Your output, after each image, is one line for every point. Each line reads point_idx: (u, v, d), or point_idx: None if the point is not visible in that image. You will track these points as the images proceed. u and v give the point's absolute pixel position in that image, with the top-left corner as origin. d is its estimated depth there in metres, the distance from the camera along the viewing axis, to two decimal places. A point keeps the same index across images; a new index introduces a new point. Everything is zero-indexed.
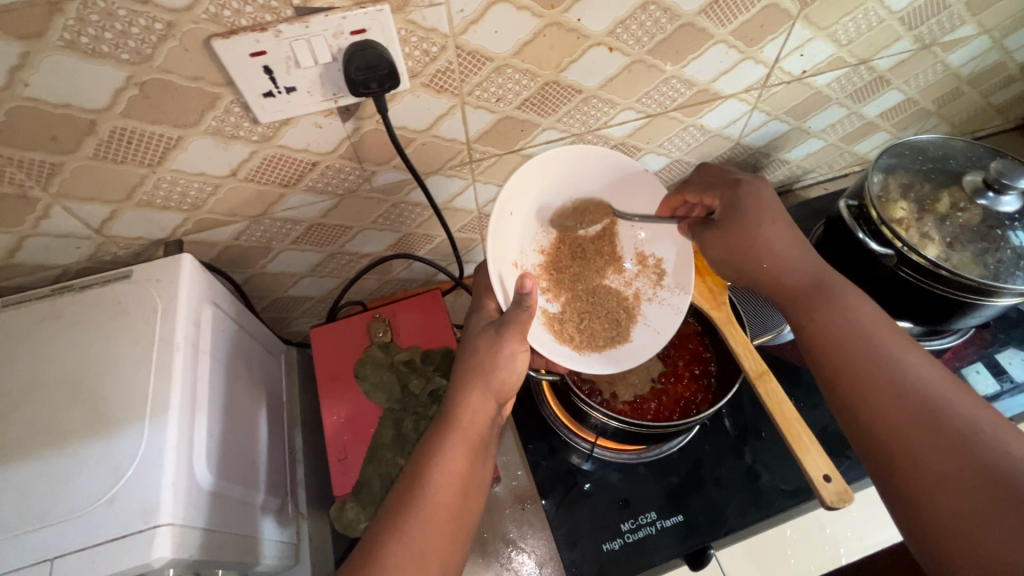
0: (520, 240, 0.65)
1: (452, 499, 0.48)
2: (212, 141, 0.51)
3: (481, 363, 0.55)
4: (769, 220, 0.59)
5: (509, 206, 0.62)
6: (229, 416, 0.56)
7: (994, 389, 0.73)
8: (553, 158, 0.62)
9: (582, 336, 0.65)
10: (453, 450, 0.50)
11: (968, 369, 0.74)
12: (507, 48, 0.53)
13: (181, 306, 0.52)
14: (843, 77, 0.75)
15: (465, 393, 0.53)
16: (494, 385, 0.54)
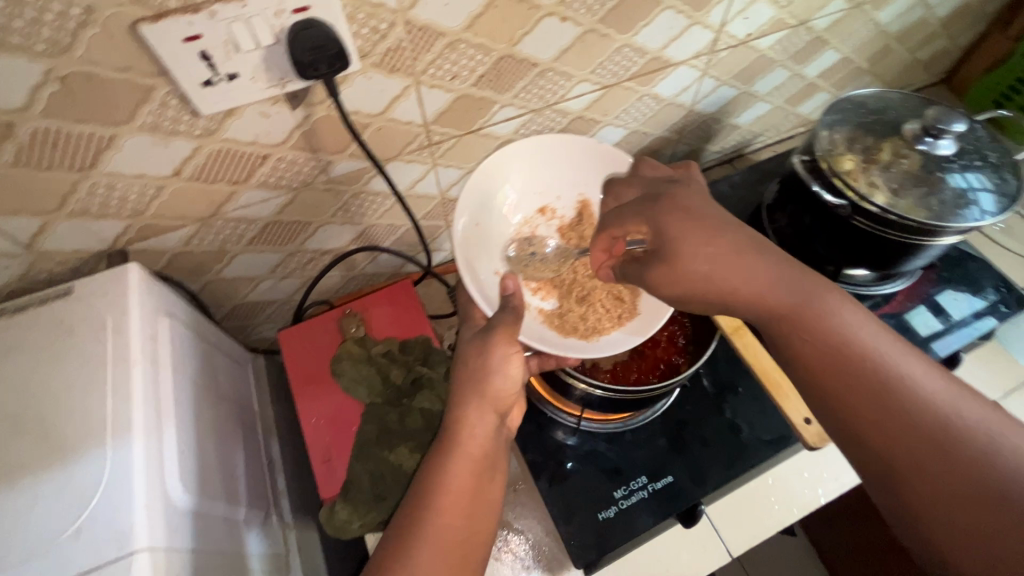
0: (496, 250, 0.69)
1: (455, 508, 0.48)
2: (149, 139, 0.48)
3: (473, 374, 0.54)
4: (702, 242, 0.49)
5: (475, 218, 0.67)
6: (199, 430, 0.52)
7: (938, 328, 0.77)
8: (496, 163, 0.68)
9: (585, 325, 0.67)
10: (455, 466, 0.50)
11: (914, 313, 0.79)
12: (459, 22, 0.52)
13: (134, 319, 0.48)
14: (784, 39, 0.77)
15: (461, 410, 0.52)
16: (489, 396, 0.54)
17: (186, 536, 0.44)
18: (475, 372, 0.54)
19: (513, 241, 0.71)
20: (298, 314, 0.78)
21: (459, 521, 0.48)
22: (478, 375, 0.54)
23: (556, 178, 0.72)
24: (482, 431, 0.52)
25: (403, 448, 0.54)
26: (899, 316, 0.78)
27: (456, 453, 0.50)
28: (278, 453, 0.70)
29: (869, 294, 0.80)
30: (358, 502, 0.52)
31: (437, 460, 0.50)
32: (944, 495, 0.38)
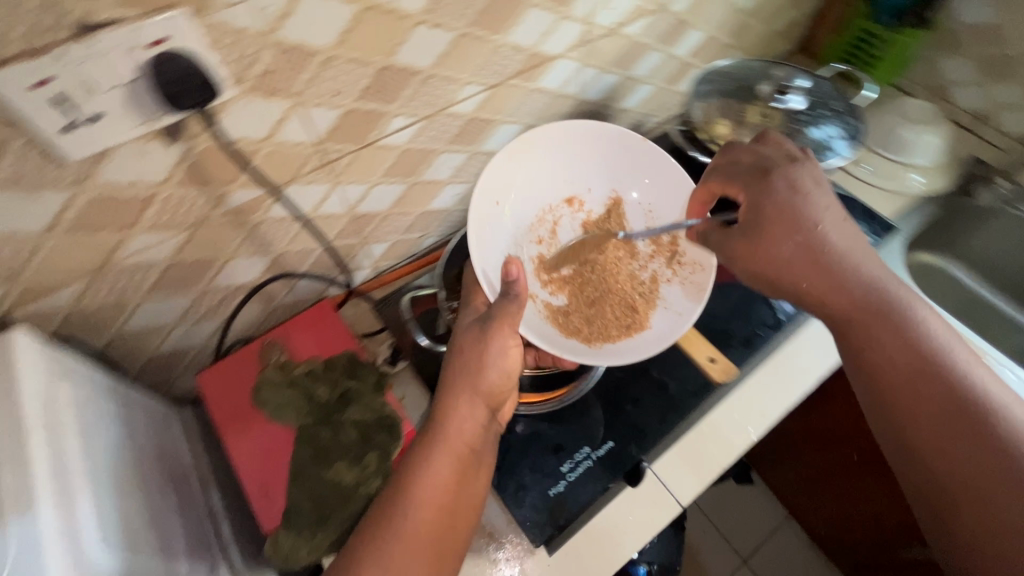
0: (509, 238, 0.81)
1: (437, 521, 0.49)
2: (16, 194, 0.45)
3: (468, 368, 0.58)
4: None
5: (497, 197, 0.80)
6: (118, 487, 0.50)
7: None
8: (555, 129, 0.81)
9: (589, 327, 0.76)
10: (438, 464, 0.52)
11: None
12: (330, 38, 0.53)
13: (28, 386, 0.46)
14: (650, 24, 0.84)
15: (451, 403, 0.56)
16: (482, 390, 0.58)
17: None
18: (463, 372, 0.58)
19: (534, 233, 0.83)
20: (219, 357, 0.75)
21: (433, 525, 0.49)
22: (472, 369, 0.58)
23: (585, 172, 0.86)
24: (471, 427, 0.55)
25: (340, 466, 0.52)
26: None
27: (430, 465, 0.51)
28: (219, 502, 0.67)
29: None
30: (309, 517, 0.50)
31: (416, 453, 0.52)
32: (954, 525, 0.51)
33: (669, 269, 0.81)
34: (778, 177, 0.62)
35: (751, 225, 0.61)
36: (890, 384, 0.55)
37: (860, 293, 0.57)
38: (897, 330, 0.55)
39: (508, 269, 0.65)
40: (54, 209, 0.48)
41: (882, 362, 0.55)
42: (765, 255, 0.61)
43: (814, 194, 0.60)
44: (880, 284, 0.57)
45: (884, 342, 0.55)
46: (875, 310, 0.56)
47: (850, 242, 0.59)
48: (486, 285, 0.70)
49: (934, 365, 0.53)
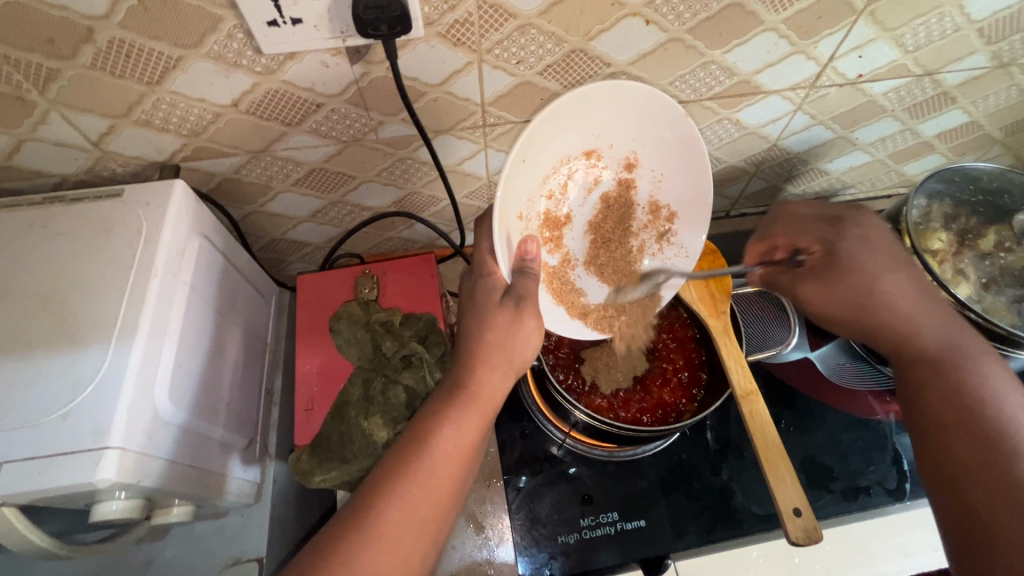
0: (529, 188, 0.52)
1: (450, 473, 0.46)
2: (213, 67, 0.49)
3: (496, 348, 0.49)
4: None
5: (526, 150, 0.48)
6: (201, 346, 0.55)
7: None
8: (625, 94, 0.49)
9: (590, 304, 0.59)
10: (461, 425, 0.48)
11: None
12: (534, 6, 0.49)
13: (166, 235, 0.51)
14: (902, 88, 0.69)
15: (481, 367, 0.49)
16: (516, 365, 0.50)
17: (166, 447, 0.48)
18: (477, 316, 0.50)
19: (548, 191, 0.55)
20: (328, 261, 0.80)
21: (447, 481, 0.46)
22: (503, 345, 0.49)
23: (618, 125, 0.52)
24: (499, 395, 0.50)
25: (376, 420, 0.53)
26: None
27: (457, 418, 0.48)
28: (278, 387, 0.73)
29: None
30: (331, 452, 0.53)
31: (441, 403, 0.48)
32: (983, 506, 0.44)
33: (665, 229, 0.60)
34: (852, 226, 0.57)
35: (837, 299, 0.55)
36: (950, 448, 0.47)
37: (930, 345, 0.51)
38: (963, 405, 0.48)
39: (522, 249, 0.51)
40: (240, 89, 0.52)
41: (956, 454, 0.46)
42: (849, 302, 0.55)
43: (879, 266, 0.54)
44: (955, 344, 0.51)
45: (954, 440, 0.47)
46: (935, 362, 0.51)
47: (931, 315, 0.52)
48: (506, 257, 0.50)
49: (999, 437, 0.45)
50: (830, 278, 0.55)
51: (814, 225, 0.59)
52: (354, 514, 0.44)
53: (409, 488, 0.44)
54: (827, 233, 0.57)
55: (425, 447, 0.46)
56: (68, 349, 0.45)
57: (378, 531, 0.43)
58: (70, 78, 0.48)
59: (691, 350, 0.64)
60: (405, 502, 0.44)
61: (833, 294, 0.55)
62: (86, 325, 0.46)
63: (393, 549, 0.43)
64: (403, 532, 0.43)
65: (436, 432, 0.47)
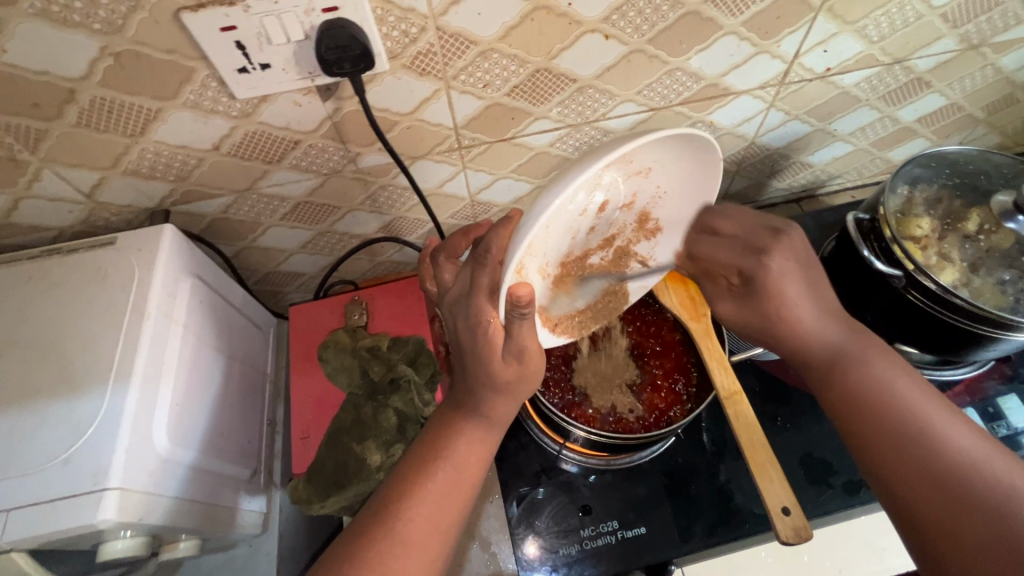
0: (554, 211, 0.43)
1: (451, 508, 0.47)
2: (191, 115, 0.52)
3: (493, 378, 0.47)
4: None
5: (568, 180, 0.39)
6: (198, 383, 0.57)
7: None
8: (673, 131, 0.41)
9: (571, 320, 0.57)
10: (463, 450, 0.48)
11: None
12: (492, 31, 0.51)
13: (157, 278, 0.53)
14: (874, 77, 0.69)
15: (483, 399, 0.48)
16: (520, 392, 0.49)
17: (166, 485, 0.49)
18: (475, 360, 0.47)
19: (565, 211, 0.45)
20: (322, 289, 0.81)
21: (447, 509, 0.47)
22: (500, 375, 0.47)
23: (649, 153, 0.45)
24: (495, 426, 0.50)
25: (369, 444, 0.54)
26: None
27: (471, 433, 0.49)
28: (281, 417, 0.74)
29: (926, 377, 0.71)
30: (328, 479, 0.54)
31: (454, 418, 0.50)
32: (925, 494, 0.42)
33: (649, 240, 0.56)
34: (774, 255, 0.50)
35: (745, 320, 0.53)
36: (866, 446, 0.46)
37: (818, 355, 0.50)
38: (868, 405, 0.47)
39: (514, 291, 0.40)
40: (219, 133, 0.54)
41: (881, 454, 0.45)
42: (757, 320, 0.52)
43: (794, 293, 0.50)
44: (841, 349, 0.49)
45: (878, 439, 0.45)
46: (828, 367, 0.49)
47: (808, 317, 0.50)
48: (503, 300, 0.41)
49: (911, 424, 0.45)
50: (749, 301, 0.52)
51: (733, 253, 0.52)
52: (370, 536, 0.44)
53: (431, 499, 0.46)
54: (743, 262, 0.51)
55: (441, 462, 0.47)
56: (68, 396, 0.47)
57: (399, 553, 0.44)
58: (57, 136, 0.51)
59: (679, 351, 0.65)
60: (425, 513, 0.46)
61: (744, 315, 0.53)
62: (84, 371, 0.48)
63: (415, 556, 0.44)
64: (428, 540, 0.45)
65: (455, 450, 0.48)
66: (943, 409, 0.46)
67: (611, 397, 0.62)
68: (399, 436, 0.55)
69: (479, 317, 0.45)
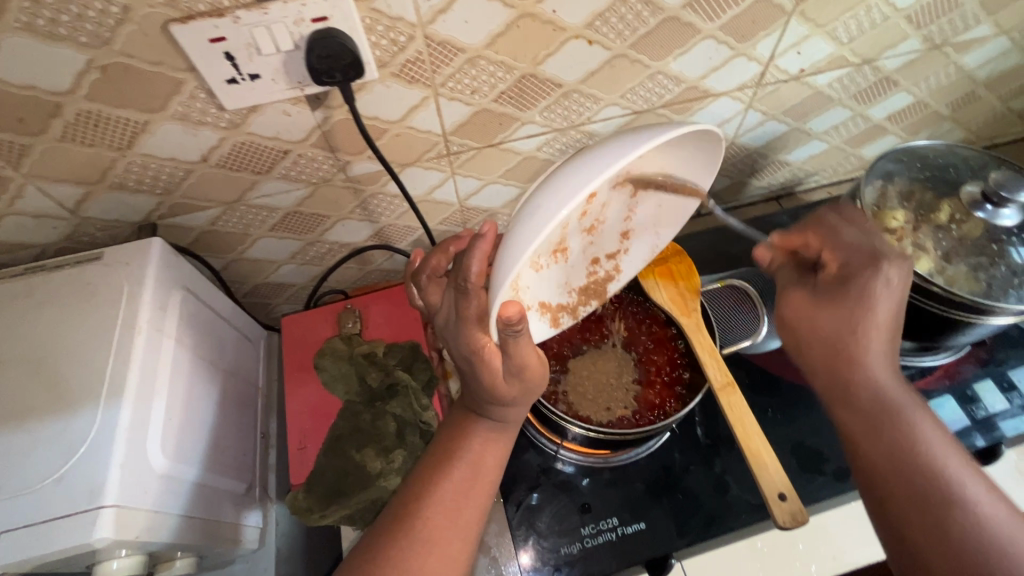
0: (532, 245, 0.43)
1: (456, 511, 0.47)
2: (180, 127, 0.52)
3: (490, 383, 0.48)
4: None
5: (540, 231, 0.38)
6: (191, 397, 0.56)
7: (1004, 406, 0.70)
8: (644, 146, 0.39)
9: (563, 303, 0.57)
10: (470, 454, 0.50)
11: (933, 402, 0.71)
12: (479, 39, 0.52)
13: (148, 291, 0.53)
14: (845, 77, 0.72)
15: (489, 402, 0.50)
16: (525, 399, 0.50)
17: (164, 501, 0.48)
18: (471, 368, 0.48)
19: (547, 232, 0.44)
20: (312, 300, 0.81)
21: (451, 513, 0.47)
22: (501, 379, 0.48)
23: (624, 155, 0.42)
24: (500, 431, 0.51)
25: (369, 451, 0.54)
26: (919, 395, 0.72)
27: (482, 438, 0.50)
28: (275, 430, 0.73)
29: (905, 364, 0.74)
30: (328, 488, 0.53)
31: (465, 422, 0.51)
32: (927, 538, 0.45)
33: (649, 208, 0.54)
34: (890, 267, 0.53)
35: (818, 336, 0.55)
36: (885, 489, 0.48)
37: (866, 398, 0.52)
38: (904, 453, 0.49)
39: (504, 313, 0.41)
40: (208, 145, 0.54)
41: (895, 494, 0.48)
42: (830, 335, 0.55)
43: (881, 300, 0.53)
44: (891, 400, 0.52)
45: (898, 490, 0.48)
46: (873, 415, 0.51)
47: (886, 367, 0.53)
48: (494, 323, 0.42)
49: (936, 481, 0.47)
50: (830, 301, 0.55)
51: (853, 253, 0.55)
52: (385, 542, 0.45)
53: (447, 499, 0.47)
54: (855, 259, 0.54)
55: (455, 463, 0.49)
56: (60, 413, 0.46)
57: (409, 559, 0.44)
58: (41, 151, 0.50)
59: (672, 347, 0.66)
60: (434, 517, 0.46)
61: (812, 316, 0.56)
62: (75, 388, 0.47)
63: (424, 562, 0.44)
64: (447, 540, 0.46)
65: (471, 450, 0.50)
66: (970, 473, 0.47)
67: (608, 395, 0.63)
68: (399, 442, 0.55)
69: (474, 341, 0.46)
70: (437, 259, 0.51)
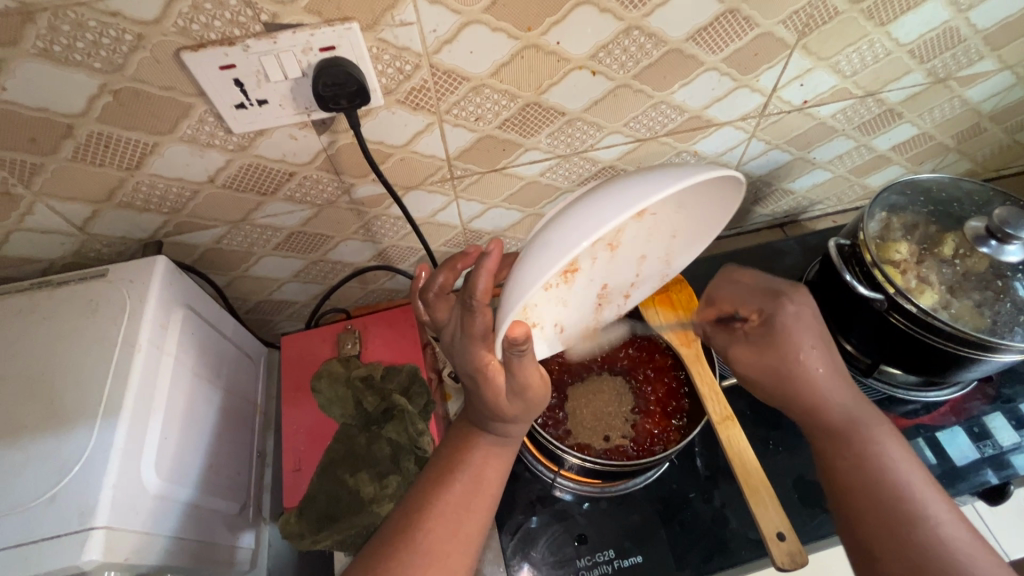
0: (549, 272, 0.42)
1: (453, 538, 0.46)
2: (188, 148, 0.53)
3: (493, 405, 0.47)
4: None
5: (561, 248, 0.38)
6: (188, 416, 0.56)
7: (1014, 441, 0.69)
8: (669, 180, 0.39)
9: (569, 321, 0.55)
10: (468, 474, 0.49)
11: (944, 432, 0.70)
12: (484, 68, 0.53)
13: (149, 310, 0.53)
14: (848, 109, 0.72)
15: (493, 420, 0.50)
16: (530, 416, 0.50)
17: (156, 522, 0.48)
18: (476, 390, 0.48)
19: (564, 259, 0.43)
20: (314, 318, 0.81)
21: (448, 540, 0.46)
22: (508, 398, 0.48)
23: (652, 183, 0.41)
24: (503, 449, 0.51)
25: (364, 475, 0.53)
26: (925, 430, 0.71)
27: (484, 456, 0.50)
28: (271, 448, 0.73)
29: (909, 399, 0.73)
30: (320, 513, 0.53)
31: (468, 436, 0.51)
32: (892, 560, 0.43)
33: (667, 238, 0.52)
34: (789, 300, 0.55)
35: (761, 367, 0.54)
36: (853, 509, 0.47)
37: (835, 418, 0.51)
38: (868, 475, 0.47)
39: (511, 333, 0.41)
40: (215, 166, 0.55)
41: (863, 516, 0.46)
42: (771, 373, 0.53)
43: (807, 341, 0.53)
44: (857, 418, 0.51)
45: (867, 509, 0.46)
46: (838, 432, 0.50)
47: (838, 392, 0.52)
48: (501, 343, 0.41)
49: (902, 506, 0.45)
50: (766, 348, 0.54)
51: (752, 295, 0.58)
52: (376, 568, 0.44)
53: (450, 508, 0.47)
54: (765, 304, 0.56)
55: (452, 485, 0.48)
56: (56, 432, 0.46)
57: None
58: (53, 170, 0.51)
59: (672, 376, 0.65)
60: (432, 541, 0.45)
61: (760, 360, 0.54)
62: (73, 407, 0.47)
63: None
64: (446, 551, 0.45)
65: (472, 463, 0.49)
66: (937, 495, 0.46)
67: (606, 424, 0.62)
68: (393, 467, 0.54)
69: (478, 360, 0.45)
70: (444, 276, 0.50)
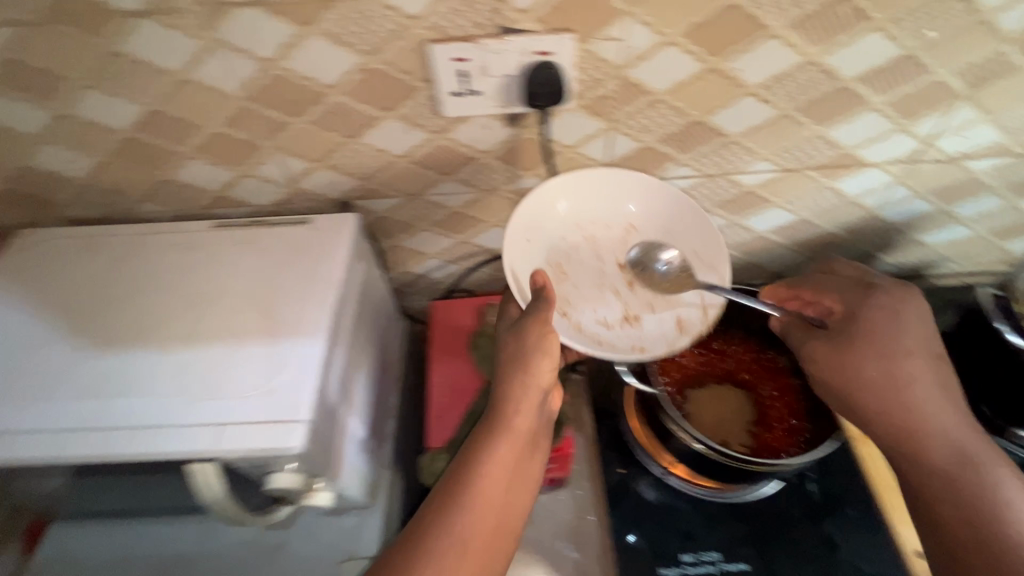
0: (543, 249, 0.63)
1: (489, 512, 0.49)
2: (400, 125, 0.62)
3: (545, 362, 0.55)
4: None
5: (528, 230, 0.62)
6: (355, 353, 0.64)
7: None
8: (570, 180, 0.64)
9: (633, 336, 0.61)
10: (499, 450, 0.52)
11: None
12: (665, 85, 0.59)
13: (344, 255, 0.62)
14: (1004, 166, 0.72)
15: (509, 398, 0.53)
16: (536, 388, 0.54)
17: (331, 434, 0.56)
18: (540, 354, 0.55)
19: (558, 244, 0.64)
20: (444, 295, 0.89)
21: (485, 515, 0.49)
22: (522, 373, 0.54)
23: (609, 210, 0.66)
24: (527, 424, 0.54)
25: None
26: None
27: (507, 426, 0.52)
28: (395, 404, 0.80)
29: None
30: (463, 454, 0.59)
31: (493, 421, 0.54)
32: None
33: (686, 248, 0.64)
34: (884, 292, 0.60)
35: (836, 366, 0.57)
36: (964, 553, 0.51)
37: (943, 458, 0.54)
38: (981, 531, 0.51)
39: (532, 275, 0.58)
40: (415, 143, 0.64)
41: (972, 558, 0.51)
42: (890, 378, 0.56)
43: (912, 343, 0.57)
44: (964, 457, 0.54)
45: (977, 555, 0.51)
46: (954, 475, 0.54)
47: (949, 423, 0.56)
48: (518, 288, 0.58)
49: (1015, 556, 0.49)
50: (882, 352, 0.57)
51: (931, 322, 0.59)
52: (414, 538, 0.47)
53: (487, 484, 0.50)
54: (852, 296, 0.61)
55: (484, 468, 0.51)
56: (271, 340, 0.55)
57: (437, 553, 0.46)
58: (294, 129, 0.62)
59: (795, 397, 0.67)
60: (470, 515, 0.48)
61: (835, 356, 0.58)
62: (285, 323, 0.56)
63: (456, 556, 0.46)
64: (481, 527, 0.48)
65: (493, 448, 0.52)
66: None
67: (726, 430, 0.64)
68: None
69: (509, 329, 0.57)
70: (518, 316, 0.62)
